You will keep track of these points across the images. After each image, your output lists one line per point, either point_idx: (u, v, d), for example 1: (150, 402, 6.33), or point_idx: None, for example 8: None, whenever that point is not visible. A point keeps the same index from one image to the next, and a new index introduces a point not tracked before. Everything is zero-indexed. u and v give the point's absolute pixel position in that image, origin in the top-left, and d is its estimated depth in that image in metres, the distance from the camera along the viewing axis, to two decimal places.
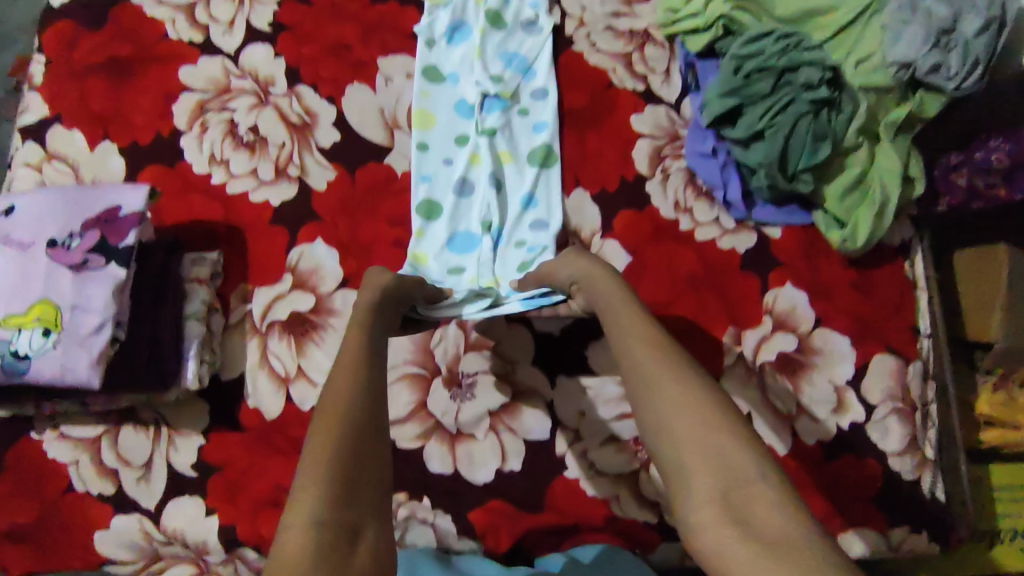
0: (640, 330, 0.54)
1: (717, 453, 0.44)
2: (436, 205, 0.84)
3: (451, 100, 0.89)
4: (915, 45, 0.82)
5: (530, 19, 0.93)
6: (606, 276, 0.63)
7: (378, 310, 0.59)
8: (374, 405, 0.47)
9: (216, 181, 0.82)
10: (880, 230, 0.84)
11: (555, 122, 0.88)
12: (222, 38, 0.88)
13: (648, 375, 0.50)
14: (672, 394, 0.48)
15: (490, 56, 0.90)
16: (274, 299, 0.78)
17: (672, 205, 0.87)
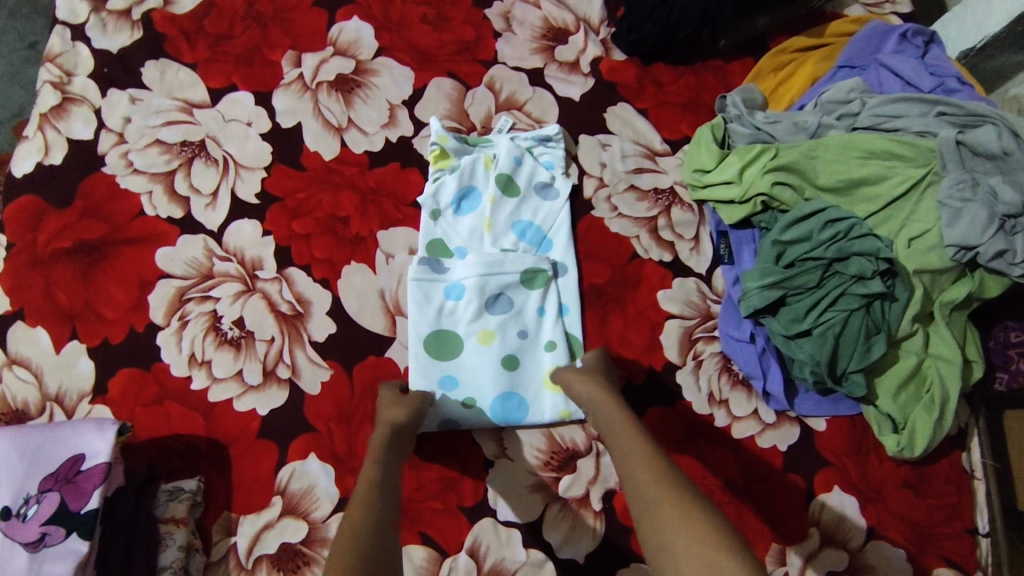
0: (643, 456, 0.58)
1: (712, 567, 0.46)
2: (446, 348, 0.76)
3: (458, 280, 0.76)
4: (976, 228, 0.73)
5: (545, 181, 0.83)
6: (606, 398, 0.66)
7: (394, 438, 0.64)
8: (383, 541, 0.52)
9: (196, 386, 0.73)
10: (941, 433, 0.75)
11: (576, 302, 0.79)
12: (204, 213, 0.79)
13: (650, 501, 0.53)
14: (667, 520, 0.51)
15: (502, 229, 0.81)
16: (262, 530, 0.69)
17: (706, 398, 0.79)
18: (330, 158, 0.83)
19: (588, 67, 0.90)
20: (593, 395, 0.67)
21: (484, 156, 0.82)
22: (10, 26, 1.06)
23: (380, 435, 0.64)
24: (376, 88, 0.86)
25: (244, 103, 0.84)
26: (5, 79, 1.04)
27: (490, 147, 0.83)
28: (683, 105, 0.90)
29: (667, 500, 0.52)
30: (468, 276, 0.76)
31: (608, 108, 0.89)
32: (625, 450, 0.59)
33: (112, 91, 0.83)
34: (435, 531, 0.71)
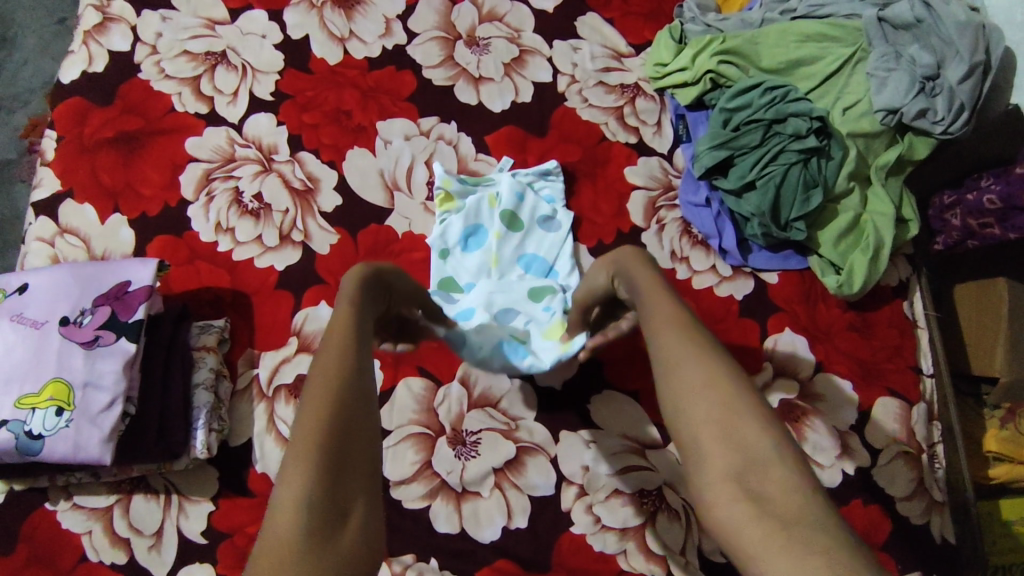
0: (671, 318, 0.55)
1: (735, 433, 0.47)
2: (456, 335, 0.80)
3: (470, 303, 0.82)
4: (900, 91, 0.84)
5: (547, 214, 0.88)
6: (638, 268, 0.63)
7: (365, 286, 0.59)
8: (365, 391, 0.48)
9: (222, 248, 0.85)
10: (876, 273, 0.84)
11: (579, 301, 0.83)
12: (227, 109, 0.91)
13: (674, 360, 0.52)
14: (694, 385, 0.50)
15: (508, 264, 0.86)
16: (281, 363, 0.80)
17: (669, 255, 0.89)
18: (334, 63, 0.95)
19: None
20: (628, 262, 0.64)
21: (488, 195, 0.88)
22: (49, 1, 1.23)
23: (354, 282, 0.59)
24: (374, 5, 0.98)
25: (259, 20, 0.96)
26: None
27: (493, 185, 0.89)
28: (646, 14, 1.02)
29: (694, 360, 0.51)
30: (480, 295, 0.82)
31: (579, 17, 1.00)
32: (653, 313, 0.56)
33: (145, 12, 0.95)
34: (430, 365, 0.81)
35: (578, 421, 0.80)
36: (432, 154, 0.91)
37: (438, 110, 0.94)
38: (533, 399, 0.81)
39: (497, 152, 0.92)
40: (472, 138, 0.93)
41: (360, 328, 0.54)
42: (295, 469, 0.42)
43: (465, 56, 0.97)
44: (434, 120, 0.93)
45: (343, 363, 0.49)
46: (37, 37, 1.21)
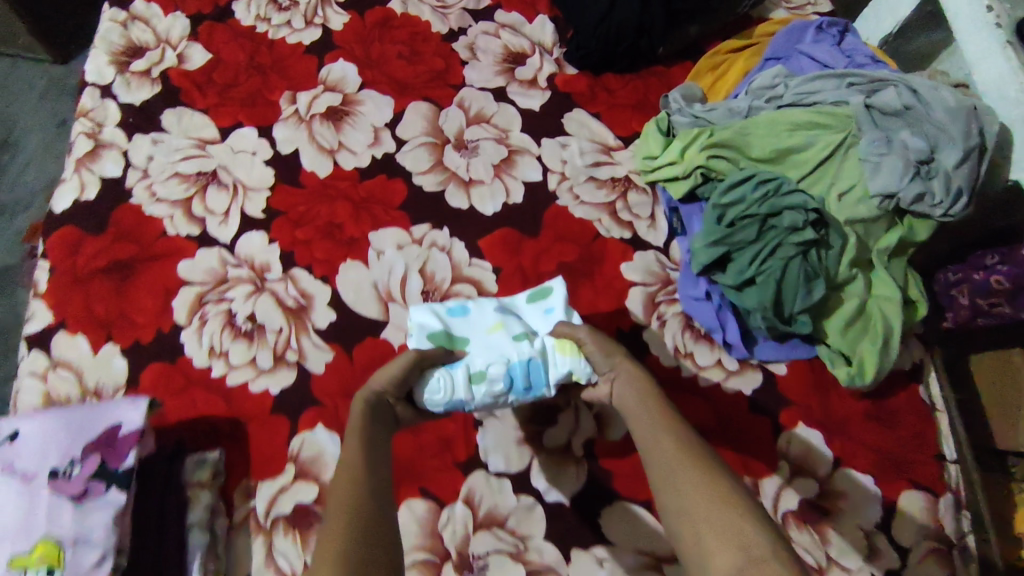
0: (667, 420, 0.60)
1: (729, 526, 0.49)
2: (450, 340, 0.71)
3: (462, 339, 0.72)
4: (894, 177, 0.83)
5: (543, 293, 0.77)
6: (636, 366, 0.68)
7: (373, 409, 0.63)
8: (380, 518, 0.51)
9: (216, 374, 0.83)
10: (887, 363, 0.82)
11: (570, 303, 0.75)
12: (218, 229, 0.91)
13: (672, 465, 0.56)
14: (690, 482, 0.53)
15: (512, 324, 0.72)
16: (278, 493, 0.78)
17: (672, 352, 0.87)
18: (325, 175, 0.95)
19: (546, 81, 1.03)
20: (629, 366, 0.68)
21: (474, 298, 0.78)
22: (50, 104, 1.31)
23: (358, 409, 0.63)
24: (362, 115, 0.99)
25: (249, 136, 0.97)
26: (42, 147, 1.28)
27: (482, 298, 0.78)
28: (632, 106, 1.03)
29: (688, 462, 0.55)
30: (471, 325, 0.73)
31: (565, 113, 1.01)
32: (650, 417, 0.61)
33: (137, 136, 0.96)
34: (434, 484, 0.79)
35: (591, 538, 0.77)
36: (425, 262, 0.91)
37: (430, 216, 0.94)
38: (541, 515, 0.78)
39: (491, 256, 0.91)
40: (465, 243, 0.92)
41: (376, 463, 0.57)
42: None
43: (454, 160, 0.97)
44: (426, 227, 0.93)
45: (358, 497, 0.52)
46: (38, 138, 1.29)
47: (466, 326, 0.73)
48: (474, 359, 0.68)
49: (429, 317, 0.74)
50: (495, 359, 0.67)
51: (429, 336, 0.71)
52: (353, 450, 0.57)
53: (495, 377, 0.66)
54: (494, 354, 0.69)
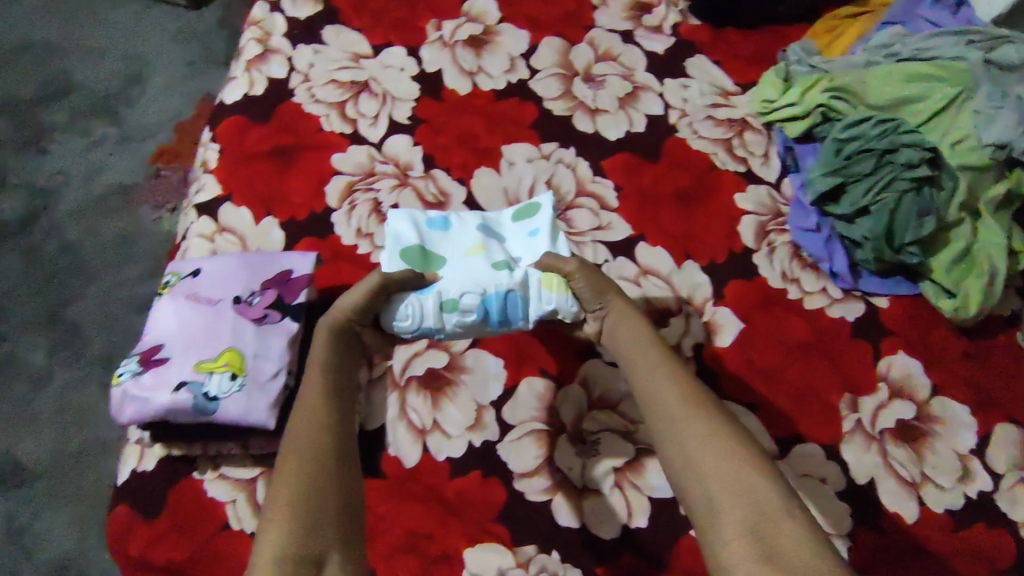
0: (671, 374, 0.67)
1: (737, 480, 0.57)
2: (427, 260, 0.78)
3: (438, 261, 0.79)
4: (1009, 128, 0.88)
5: (529, 224, 0.84)
6: (632, 318, 0.74)
7: (337, 344, 0.71)
8: (329, 454, 0.60)
9: (362, 251, 0.92)
10: (989, 299, 0.88)
11: (552, 231, 0.82)
12: (369, 130, 1.01)
13: (679, 421, 0.62)
14: (698, 436, 0.60)
15: (494, 251, 0.79)
16: (412, 356, 0.85)
17: (780, 275, 0.92)
18: (465, 94, 1.04)
19: (671, 29, 1.10)
20: (626, 318, 0.74)
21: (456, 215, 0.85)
22: (182, 46, 1.73)
23: (321, 348, 0.70)
24: (500, 45, 1.08)
25: (398, 55, 1.07)
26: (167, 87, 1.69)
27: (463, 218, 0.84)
28: (751, 57, 1.09)
29: (695, 417, 0.62)
30: (451, 248, 0.80)
31: (688, 58, 1.08)
32: (655, 370, 0.68)
33: (299, 46, 1.07)
34: (552, 366, 0.86)
35: None
36: (552, 175, 0.98)
37: (558, 136, 1.01)
38: None
39: (614, 175, 0.98)
40: (590, 162, 0.99)
41: (336, 402, 0.65)
42: (281, 517, 0.54)
43: (583, 90, 1.05)
44: (555, 145, 1.01)
45: (323, 439, 0.60)
46: (166, 80, 1.69)
47: (448, 249, 0.80)
48: (448, 287, 0.74)
49: (409, 235, 0.80)
50: (472, 287, 0.74)
51: (402, 254, 0.78)
52: (320, 383, 0.66)
53: (468, 308, 0.73)
54: (473, 279, 0.75)
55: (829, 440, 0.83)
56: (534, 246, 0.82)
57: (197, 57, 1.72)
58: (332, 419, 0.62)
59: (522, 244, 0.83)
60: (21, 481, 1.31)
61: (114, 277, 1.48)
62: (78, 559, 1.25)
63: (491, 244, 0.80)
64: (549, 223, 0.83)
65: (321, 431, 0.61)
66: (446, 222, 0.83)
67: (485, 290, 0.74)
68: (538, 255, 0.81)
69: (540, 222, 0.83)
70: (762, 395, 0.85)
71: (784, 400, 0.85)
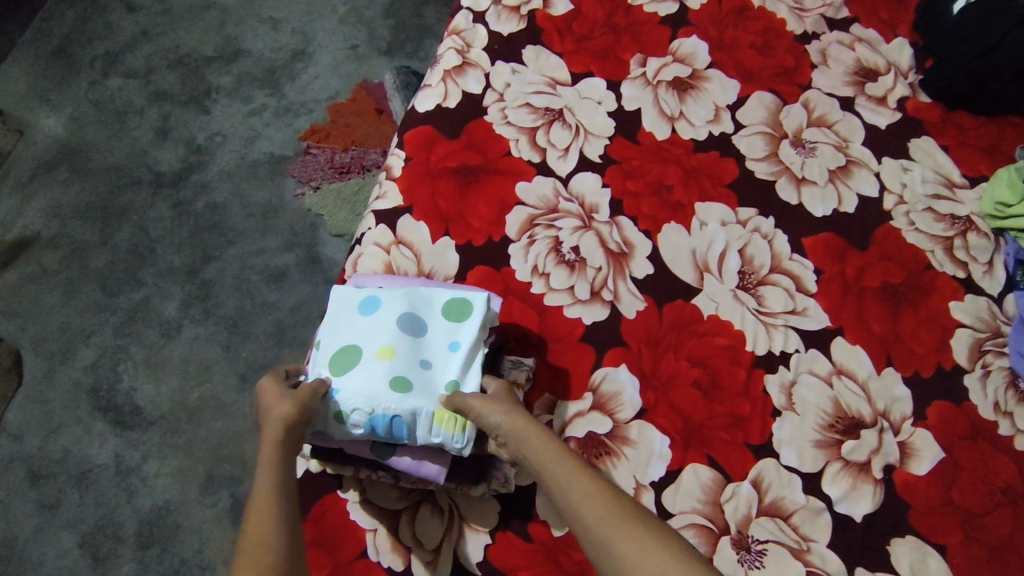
0: (589, 494, 0.60)
1: None
2: (344, 355, 0.70)
3: (352, 355, 0.70)
4: None
5: (461, 334, 0.72)
6: (527, 425, 0.65)
7: (287, 432, 0.61)
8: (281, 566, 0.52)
9: (536, 291, 0.88)
10: None
11: (476, 352, 0.71)
12: (558, 162, 0.97)
13: (613, 553, 0.56)
14: (639, 569, 0.54)
15: (405, 358, 0.69)
16: (575, 416, 0.81)
17: (992, 405, 0.82)
18: (661, 139, 0.99)
19: (896, 103, 1.01)
20: (518, 429, 0.65)
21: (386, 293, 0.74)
22: (348, 29, 1.72)
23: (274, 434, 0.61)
24: (707, 92, 1.02)
25: (597, 87, 1.03)
26: (329, 69, 1.67)
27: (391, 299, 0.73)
28: (985, 148, 0.98)
29: (628, 540, 0.56)
30: (360, 336, 0.71)
31: (912, 138, 0.98)
32: (569, 491, 0.60)
33: (498, 63, 1.04)
34: (721, 456, 0.79)
35: (876, 561, 0.74)
36: (746, 244, 0.91)
37: (757, 202, 0.94)
38: (828, 523, 0.76)
39: (815, 257, 0.90)
40: (789, 238, 0.91)
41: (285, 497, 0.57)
42: None
43: (790, 156, 0.97)
44: (752, 212, 0.93)
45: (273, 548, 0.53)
46: (329, 58, 1.69)
47: (362, 338, 0.71)
48: (348, 395, 0.67)
49: (338, 321, 0.73)
50: (363, 400, 0.66)
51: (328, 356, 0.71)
52: (264, 480, 0.58)
53: (358, 424, 0.66)
54: (368, 391, 0.67)
55: None
56: (450, 363, 0.71)
57: (362, 41, 1.71)
58: (273, 536, 0.54)
59: (440, 352, 0.72)
60: (137, 423, 1.31)
61: (255, 243, 1.47)
62: (172, 512, 1.24)
63: (406, 348, 0.70)
64: (473, 344, 0.71)
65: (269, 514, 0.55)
66: (373, 307, 0.73)
67: (374, 406, 0.66)
68: (448, 381, 0.70)
69: (462, 336, 0.72)
70: (956, 539, 0.75)
71: (980, 550, 0.75)
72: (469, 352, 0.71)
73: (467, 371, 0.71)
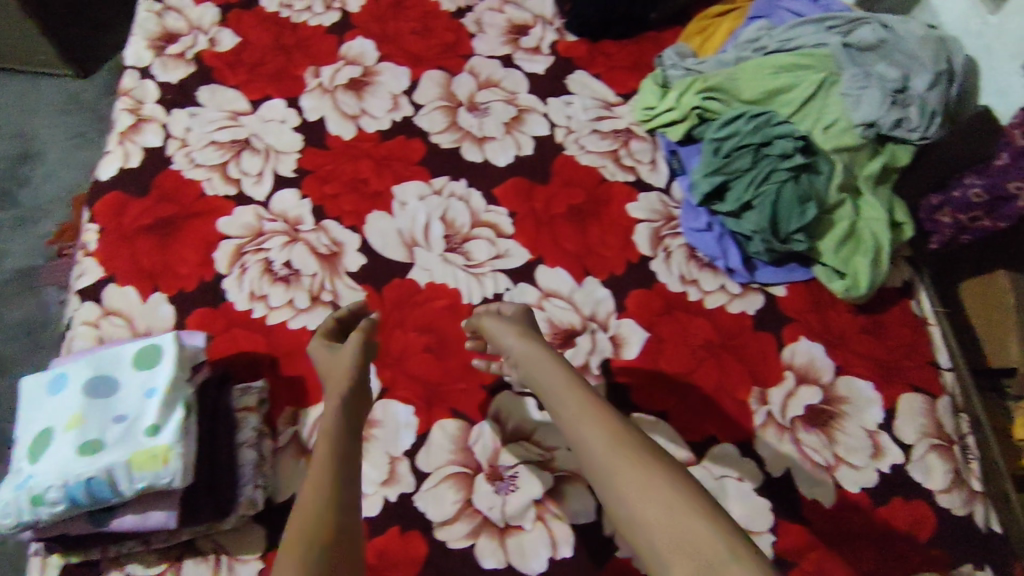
0: (588, 412, 0.62)
1: (677, 528, 0.52)
2: (36, 441, 0.69)
3: (43, 439, 0.69)
4: (874, 106, 0.89)
5: (155, 379, 0.73)
6: (535, 350, 0.72)
7: (345, 409, 0.68)
8: (348, 522, 0.57)
9: (257, 315, 0.90)
10: (879, 275, 0.88)
11: (173, 389, 0.72)
12: (254, 188, 0.99)
13: (605, 462, 0.58)
14: (624, 472, 0.57)
15: (98, 421, 0.69)
16: (319, 417, 0.84)
17: (678, 279, 0.92)
18: (349, 138, 1.03)
19: (549, 49, 1.11)
20: (534, 358, 0.71)
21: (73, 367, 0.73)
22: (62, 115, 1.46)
23: (335, 411, 0.68)
24: (381, 83, 1.07)
25: (278, 107, 1.06)
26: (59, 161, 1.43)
27: (78, 370, 0.72)
28: (630, 66, 1.10)
29: (617, 449, 0.58)
30: (50, 417, 0.70)
31: (568, 75, 1.09)
32: (575, 405, 0.64)
33: (174, 111, 1.05)
34: (463, 405, 0.85)
35: None
36: (445, 210, 0.97)
37: (448, 170, 1.01)
38: None
39: (507, 202, 0.98)
40: (482, 192, 0.99)
41: (356, 468, 0.62)
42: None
43: (468, 120, 1.05)
44: (446, 179, 1.00)
45: (331, 505, 0.57)
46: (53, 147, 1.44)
47: (51, 418, 0.70)
48: (38, 479, 0.66)
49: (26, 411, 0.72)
50: (55, 477, 0.66)
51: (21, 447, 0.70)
52: (316, 456, 0.63)
53: (54, 501, 0.65)
54: (60, 467, 0.66)
55: (740, 438, 0.83)
56: (146, 409, 0.71)
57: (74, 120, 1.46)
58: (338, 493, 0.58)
59: (136, 402, 0.71)
60: None
61: None
62: None
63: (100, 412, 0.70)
64: (167, 381, 0.72)
65: (336, 493, 0.58)
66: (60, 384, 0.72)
67: (65, 478, 0.65)
68: (146, 424, 0.70)
69: (157, 379, 0.72)
70: (673, 402, 0.85)
71: (695, 405, 0.85)
72: (165, 391, 0.72)
73: (165, 410, 0.71)
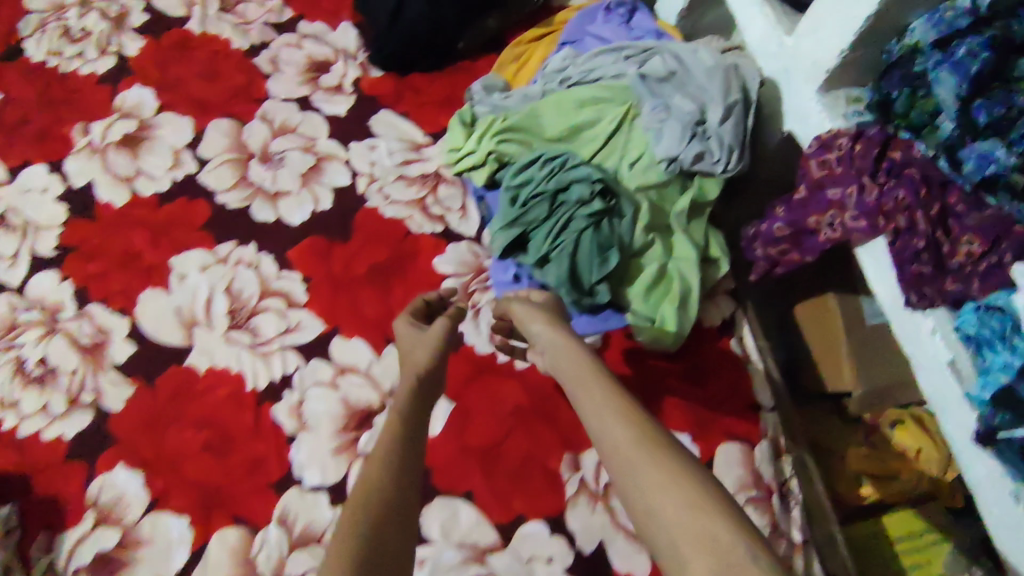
0: (606, 398, 0.56)
1: (696, 521, 0.44)
2: None
3: None
4: (674, 140, 0.84)
5: None
6: (561, 340, 0.67)
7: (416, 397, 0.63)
8: (404, 506, 0.51)
9: (6, 426, 0.79)
10: (687, 322, 0.84)
11: None
12: (7, 273, 0.87)
13: (620, 449, 0.51)
14: (638, 457, 0.49)
15: None
16: (77, 542, 0.74)
17: (488, 338, 0.86)
18: (122, 205, 0.92)
19: (351, 86, 1.02)
20: (560, 346, 0.66)
21: None
22: None
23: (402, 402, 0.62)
24: (159, 138, 0.96)
25: (39, 175, 0.94)
26: None
27: None
28: (440, 102, 1.02)
29: (633, 433, 0.52)
30: None
31: (372, 116, 1.00)
32: (593, 390, 0.58)
33: None
34: (245, 509, 0.76)
35: None
36: (231, 280, 0.88)
37: (234, 233, 0.91)
38: None
39: (300, 266, 0.89)
40: (274, 256, 0.89)
41: (414, 455, 0.56)
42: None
43: (259, 174, 0.95)
44: (231, 245, 0.90)
45: (383, 491, 0.51)
46: None
47: None
48: None
49: None
50: None
51: None
52: (387, 442, 0.57)
53: None
54: None
55: (550, 513, 0.77)
56: None
57: None
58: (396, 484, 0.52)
59: None
60: None
61: None
62: None
63: None
64: None
65: (383, 476, 0.52)
66: None
67: None
68: None
69: None
70: (477, 481, 0.78)
71: (502, 481, 0.78)
72: None
73: None
